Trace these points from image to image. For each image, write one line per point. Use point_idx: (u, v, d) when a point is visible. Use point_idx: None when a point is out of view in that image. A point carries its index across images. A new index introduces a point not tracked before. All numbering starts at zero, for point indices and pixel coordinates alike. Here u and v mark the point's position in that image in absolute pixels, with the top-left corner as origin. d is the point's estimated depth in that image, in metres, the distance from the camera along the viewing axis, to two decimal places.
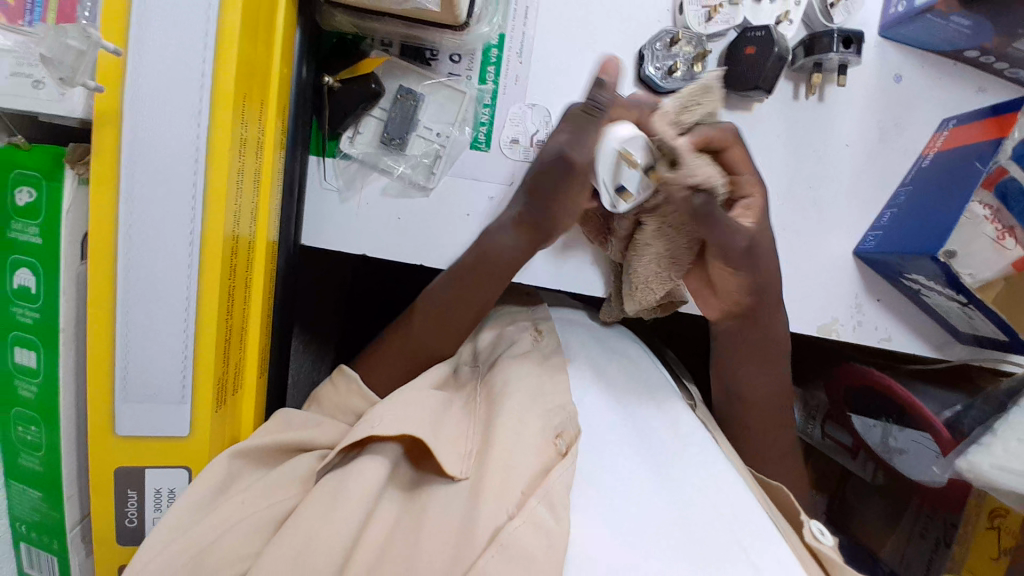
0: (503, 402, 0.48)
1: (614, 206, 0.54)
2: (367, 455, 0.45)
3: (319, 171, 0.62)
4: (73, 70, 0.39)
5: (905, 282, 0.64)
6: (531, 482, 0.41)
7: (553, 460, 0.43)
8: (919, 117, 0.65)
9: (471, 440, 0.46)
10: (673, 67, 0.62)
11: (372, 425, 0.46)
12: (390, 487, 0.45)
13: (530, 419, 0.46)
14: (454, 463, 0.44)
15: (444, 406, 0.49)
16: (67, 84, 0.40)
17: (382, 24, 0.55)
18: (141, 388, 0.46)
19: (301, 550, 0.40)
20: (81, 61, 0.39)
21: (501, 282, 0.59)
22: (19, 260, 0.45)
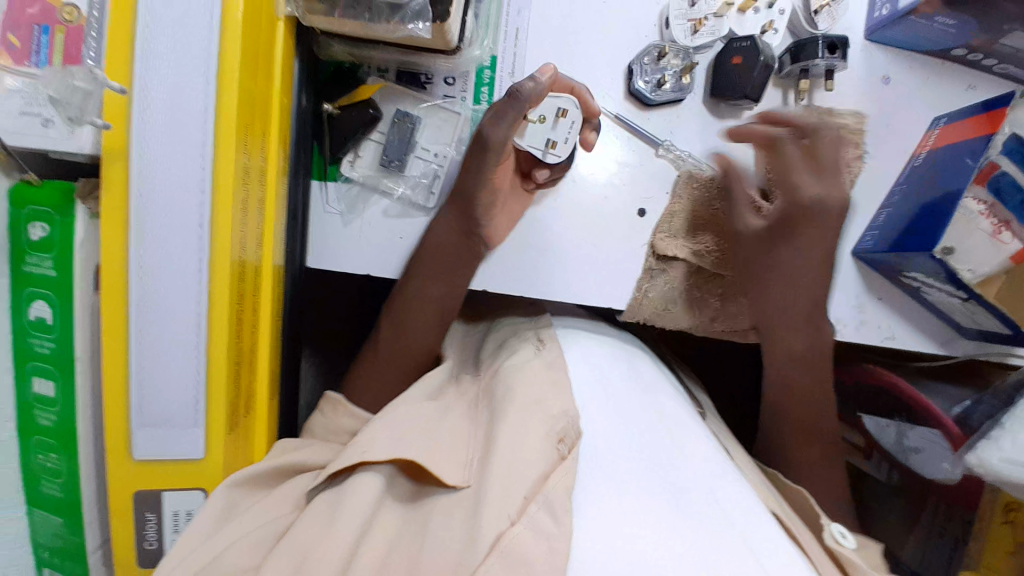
0: (502, 413, 0.48)
1: (545, 156, 0.63)
2: (362, 473, 0.46)
3: (322, 196, 0.63)
4: (80, 110, 0.43)
5: (905, 279, 0.65)
6: (534, 487, 0.42)
7: (553, 463, 0.44)
8: (909, 116, 0.66)
9: (472, 449, 0.47)
10: (662, 81, 0.63)
11: (363, 449, 0.46)
12: (386, 498, 0.46)
13: (532, 426, 0.46)
14: (454, 475, 0.45)
15: (440, 419, 0.51)
16: (76, 123, 0.44)
17: (379, 52, 0.57)
18: (157, 411, 0.48)
19: (301, 561, 0.40)
20: (91, 100, 0.43)
21: (466, 275, 0.62)
22: (36, 293, 0.46)
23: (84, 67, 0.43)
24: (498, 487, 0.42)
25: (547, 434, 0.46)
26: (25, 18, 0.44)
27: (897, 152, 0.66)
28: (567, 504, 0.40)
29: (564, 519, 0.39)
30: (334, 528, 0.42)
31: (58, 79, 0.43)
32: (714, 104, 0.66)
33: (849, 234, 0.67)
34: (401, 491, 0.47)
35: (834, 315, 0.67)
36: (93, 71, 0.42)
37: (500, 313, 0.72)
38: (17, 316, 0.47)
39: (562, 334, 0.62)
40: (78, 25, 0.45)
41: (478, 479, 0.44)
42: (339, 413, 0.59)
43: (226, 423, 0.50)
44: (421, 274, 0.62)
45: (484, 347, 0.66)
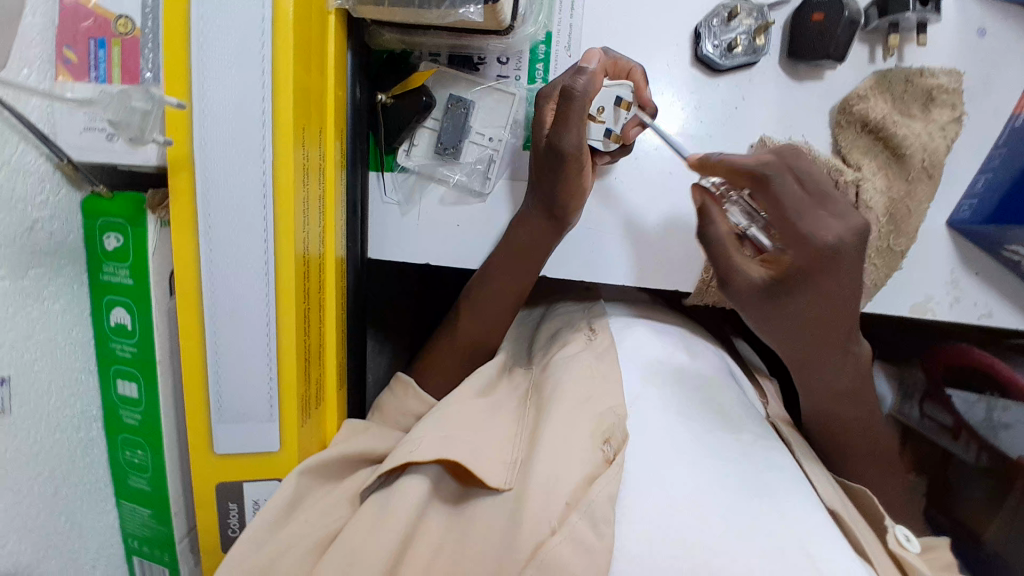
0: (550, 411, 0.49)
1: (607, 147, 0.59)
2: (410, 475, 0.47)
3: (379, 186, 0.63)
4: (142, 130, 0.42)
5: (1006, 253, 0.59)
6: (575, 493, 0.43)
7: (598, 468, 0.45)
8: (1013, 71, 0.59)
9: (515, 450, 0.48)
10: (733, 43, 0.58)
11: (410, 450, 0.48)
12: (435, 501, 0.47)
13: (579, 429, 0.47)
14: (500, 475, 0.46)
15: (489, 417, 0.52)
16: (138, 142, 0.43)
17: (430, 37, 0.55)
18: (235, 411, 0.49)
19: (349, 562, 0.42)
20: (147, 120, 0.42)
21: (531, 265, 0.61)
22: (114, 300, 0.48)
23: (141, 87, 0.42)
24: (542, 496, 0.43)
25: (592, 437, 0.46)
26: (81, 33, 0.44)
27: (996, 112, 0.59)
28: (607, 514, 0.41)
29: (606, 532, 0.40)
30: (383, 529, 0.44)
31: (117, 101, 0.41)
32: (792, 65, 0.60)
33: (944, 205, 0.61)
34: (447, 490, 0.48)
35: (926, 293, 0.62)
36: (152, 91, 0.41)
37: (557, 301, 0.71)
38: (98, 322, 0.49)
39: (617, 323, 0.61)
40: (132, 37, 0.45)
41: (520, 482, 0.45)
42: (407, 396, 0.61)
43: (299, 417, 0.51)
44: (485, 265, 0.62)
45: (538, 337, 0.66)
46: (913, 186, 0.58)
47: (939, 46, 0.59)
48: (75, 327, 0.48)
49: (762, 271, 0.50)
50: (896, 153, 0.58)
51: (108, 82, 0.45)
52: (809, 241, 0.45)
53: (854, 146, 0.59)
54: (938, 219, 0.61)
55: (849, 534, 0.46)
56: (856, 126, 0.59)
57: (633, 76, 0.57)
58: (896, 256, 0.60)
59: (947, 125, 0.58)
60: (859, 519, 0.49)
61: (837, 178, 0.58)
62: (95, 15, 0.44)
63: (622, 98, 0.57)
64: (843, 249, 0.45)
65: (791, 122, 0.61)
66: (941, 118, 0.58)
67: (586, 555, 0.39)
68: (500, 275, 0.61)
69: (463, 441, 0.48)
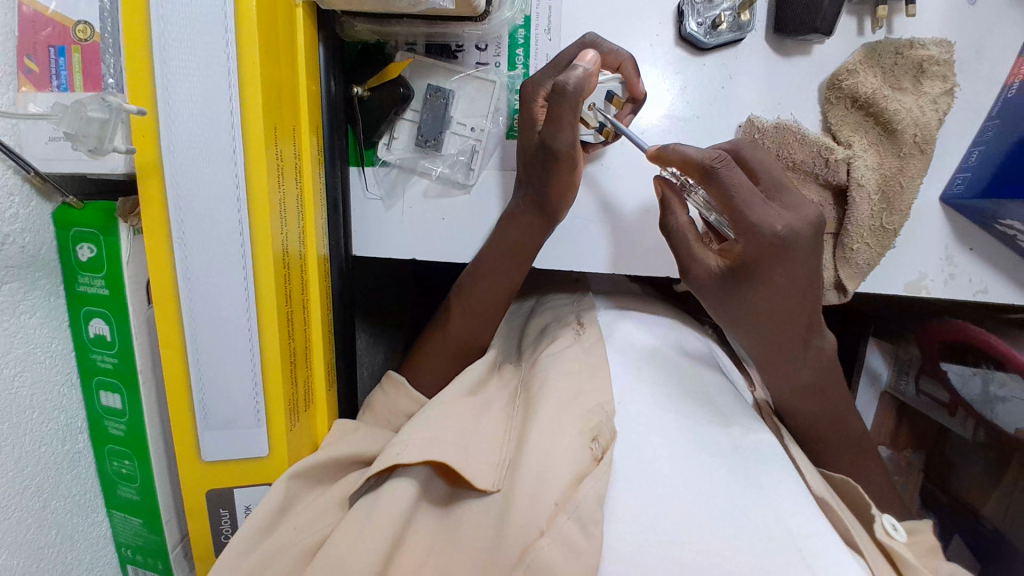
0: (538, 409, 0.49)
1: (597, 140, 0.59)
2: (397, 477, 0.47)
3: (361, 181, 0.62)
4: (101, 138, 0.40)
5: (1000, 227, 0.58)
6: (565, 493, 0.43)
7: (587, 466, 0.44)
8: (1005, 38, 0.57)
9: (502, 451, 0.48)
10: (718, 20, 0.56)
11: (397, 452, 0.47)
12: (424, 504, 0.47)
13: (566, 426, 0.47)
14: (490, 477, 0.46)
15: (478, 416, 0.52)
16: (99, 152, 0.41)
17: (404, 26, 0.54)
18: (220, 418, 0.48)
19: (338, 568, 0.41)
20: (105, 128, 0.40)
21: (524, 263, 0.60)
22: (92, 312, 0.47)
23: (97, 95, 0.41)
24: (528, 500, 0.43)
25: (580, 436, 0.46)
26: (41, 41, 0.43)
27: (988, 83, 0.58)
28: (597, 515, 0.40)
29: (594, 532, 0.40)
30: (374, 531, 0.43)
31: (72, 113, 0.40)
32: (778, 40, 0.58)
33: (936, 180, 0.60)
34: (437, 491, 0.48)
35: (919, 271, 0.62)
36: (106, 97, 0.40)
37: (546, 294, 0.72)
38: (77, 334, 0.48)
39: (605, 316, 0.62)
40: (92, 42, 0.44)
41: (508, 484, 0.45)
42: (398, 395, 0.60)
43: (288, 420, 0.51)
44: (474, 263, 0.61)
45: (527, 332, 0.67)
46: (905, 162, 0.57)
47: (928, 15, 0.57)
48: (54, 340, 0.47)
49: (717, 259, 0.51)
50: (887, 129, 0.57)
51: (71, 91, 0.44)
52: (758, 230, 0.46)
53: (844, 123, 0.58)
54: (929, 196, 0.60)
55: (840, 527, 0.46)
56: (846, 102, 0.58)
57: (623, 69, 0.56)
58: (889, 235, 0.58)
59: (939, 98, 0.56)
60: (845, 509, 0.49)
61: (828, 157, 0.57)
62: (53, 22, 0.43)
63: (613, 94, 0.58)
64: (793, 239, 0.46)
65: (778, 100, 0.59)
66: (933, 90, 0.56)
67: (575, 557, 0.39)
68: (488, 270, 0.60)
69: (452, 442, 0.48)
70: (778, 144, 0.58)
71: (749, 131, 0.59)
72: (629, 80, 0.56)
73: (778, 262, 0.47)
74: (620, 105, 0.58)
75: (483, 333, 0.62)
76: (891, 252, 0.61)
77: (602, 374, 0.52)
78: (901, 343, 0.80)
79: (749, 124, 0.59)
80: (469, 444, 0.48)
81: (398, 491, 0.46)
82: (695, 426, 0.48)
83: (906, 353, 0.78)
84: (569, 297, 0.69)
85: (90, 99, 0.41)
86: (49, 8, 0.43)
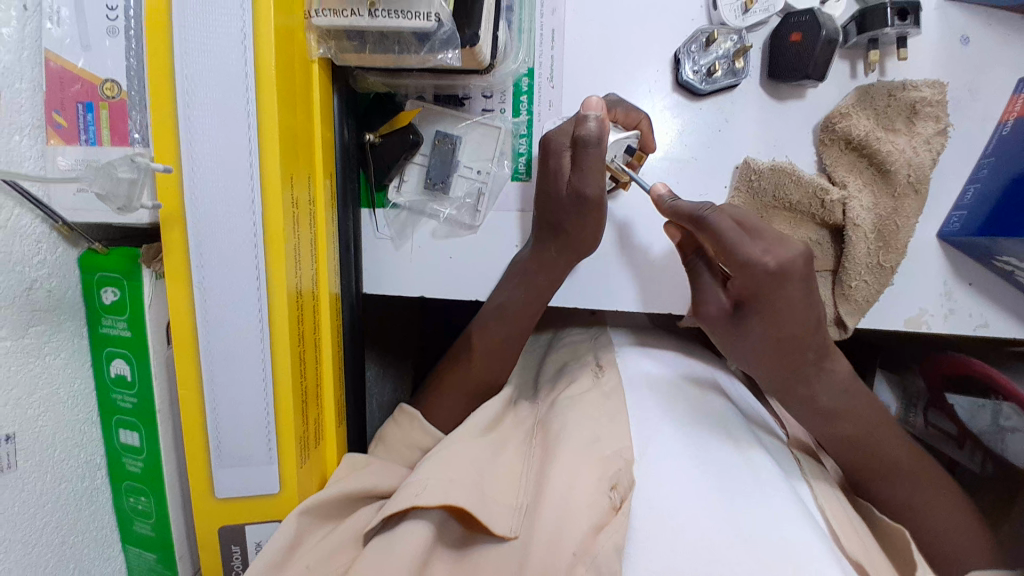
0: (557, 452, 0.50)
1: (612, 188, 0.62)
2: (411, 519, 0.48)
3: (372, 222, 0.64)
4: (129, 197, 0.44)
5: (997, 263, 0.59)
6: (583, 542, 0.43)
7: (607, 514, 0.44)
8: (996, 79, 0.59)
9: (519, 494, 0.49)
10: (713, 68, 0.59)
11: (415, 494, 0.48)
12: (439, 547, 0.48)
13: (582, 472, 0.47)
14: (501, 521, 0.47)
15: (488, 454, 0.53)
16: (127, 210, 0.45)
17: (413, 78, 0.57)
18: (234, 453, 0.50)
19: None
20: (134, 187, 0.44)
21: (539, 309, 0.62)
22: (114, 352, 0.49)
23: (126, 156, 0.44)
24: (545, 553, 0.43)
25: (592, 476, 0.47)
26: (69, 98, 0.46)
27: (982, 121, 0.59)
28: (614, 564, 0.41)
29: None
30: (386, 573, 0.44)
31: (103, 174, 0.43)
32: (773, 85, 0.61)
33: (933, 216, 0.61)
34: (449, 534, 0.49)
35: (919, 306, 0.63)
36: (135, 159, 0.43)
37: (564, 330, 0.74)
38: (99, 374, 0.50)
39: (625, 355, 0.63)
40: (118, 99, 0.47)
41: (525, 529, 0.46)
42: (413, 428, 0.61)
43: (298, 455, 0.52)
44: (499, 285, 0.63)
45: (545, 369, 0.68)
46: (900, 202, 0.59)
47: (919, 59, 0.59)
48: (77, 379, 0.49)
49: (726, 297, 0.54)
50: (881, 170, 0.59)
51: (99, 144, 0.47)
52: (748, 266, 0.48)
53: (839, 163, 0.60)
54: (926, 232, 0.61)
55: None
56: (840, 144, 0.59)
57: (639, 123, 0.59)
58: (886, 272, 0.60)
59: (932, 138, 0.58)
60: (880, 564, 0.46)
61: (824, 197, 0.59)
62: (82, 80, 0.46)
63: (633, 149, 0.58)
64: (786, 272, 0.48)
65: (775, 141, 0.61)
66: (925, 131, 0.57)
67: None
68: (508, 312, 0.62)
69: (466, 483, 0.48)
70: (777, 184, 0.60)
71: (745, 172, 0.61)
72: (645, 136, 0.59)
73: (773, 301, 0.49)
74: (639, 160, 0.60)
75: (493, 370, 0.64)
76: (892, 289, 0.62)
77: (615, 418, 0.53)
78: (908, 374, 0.80)
79: (745, 166, 0.61)
80: (486, 486, 0.49)
81: (414, 534, 0.46)
82: (718, 476, 0.47)
83: (913, 385, 0.79)
84: (588, 335, 0.70)
85: (120, 160, 0.44)
86: (77, 66, 0.46)
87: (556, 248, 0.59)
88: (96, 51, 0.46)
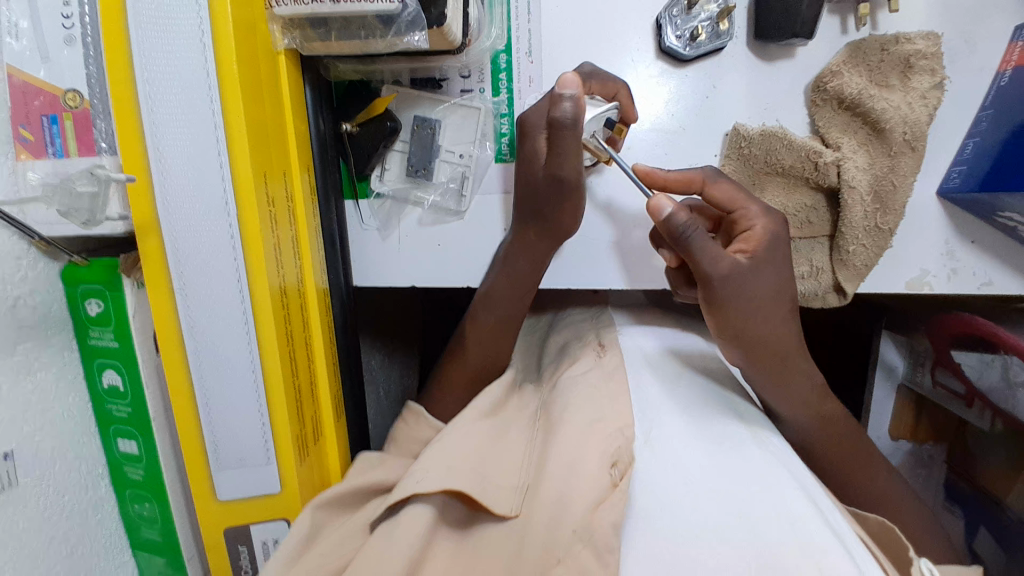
0: (557, 433, 0.50)
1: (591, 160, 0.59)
2: (413, 504, 0.48)
3: (357, 213, 0.63)
4: (93, 211, 0.44)
5: (1000, 219, 0.57)
6: (582, 519, 0.42)
7: (606, 490, 0.43)
8: (996, 24, 0.56)
9: (520, 477, 0.49)
10: (696, 32, 0.56)
11: (416, 480, 0.48)
12: (443, 530, 0.48)
13: (583, 450, 0.46)
14: (503, 503, 0.47)
15: (486, 440, 0.53)
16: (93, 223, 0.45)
17: (386, 63, 0.55)
18: (231, 456, 0.50)
19: None
20: (96, 200, 0.44)
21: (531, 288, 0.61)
22: (104, 363, 0.49)
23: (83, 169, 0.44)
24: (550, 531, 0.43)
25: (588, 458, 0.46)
26: (33, 111, 0.45)
27: (982, 70, 0.57)
28: (612, 542, 0.40)
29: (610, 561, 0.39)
30: (389, 557, 0.44)
31: (63, 189, 0.43)
32: (760, 46, 0.58)
33: (932, 173, 0.59)
34: (452, 516, 0.49)
35: (920, 268, 0.61)
36: (93, 172, 0.43)
37: (567, 309, 0.73)
38: (92, 386, 0.50)
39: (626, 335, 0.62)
40: (83, 109, 0.46)
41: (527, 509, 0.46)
42: (419, 424, 0.62)
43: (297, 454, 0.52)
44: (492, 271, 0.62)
45: (547, 349, 0.67)
46: (896, 161, 0.57)
47: (912, 8, 0.56)
48: (70, 392, 0.49)
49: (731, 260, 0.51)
50: (875, 128, 0.57)
51: (66, 157, 0.46)
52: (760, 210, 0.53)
53: (832, 124, 0.58)
54: (926, 189, 0.59)
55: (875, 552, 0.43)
56: (833, 104, 0.57)
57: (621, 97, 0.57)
58: (885, 234, 0.58)
59: (927, 93, 0.55)
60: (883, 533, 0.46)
61: (817, 160, 0.57)
62: (44, 92, 0.45)
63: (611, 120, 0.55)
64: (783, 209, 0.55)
65: (765, 104, 0.59)
66: (920, 86, 0.55)
67: None
68: (504, 298, 0.61)
69: (465, 470, 0.48)
70: (767, 149, 0.58)
71: (734, 139, 0.59)
72: (624, 106, 0.57)
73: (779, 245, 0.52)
74: (620, 132, 0.58)
75: (487, 356, 0.63)
76: (893, 251, 0.61)
77: (615, 397, 0.51)
78: (914, 334, 0.79)
79: (735, 132, 0.59)
80: (488, 472, 0.49)
81: (416, 518, 0.46)
82: (726, 445, 0.46)
83: (918, 344, 0.77)
84: (589, 314, 0.70)
85: (79, 174, 0.44)
86: (39, 78, 0.45)
87: (553, 231, 0.58)
88: (56, 61, 0.45)
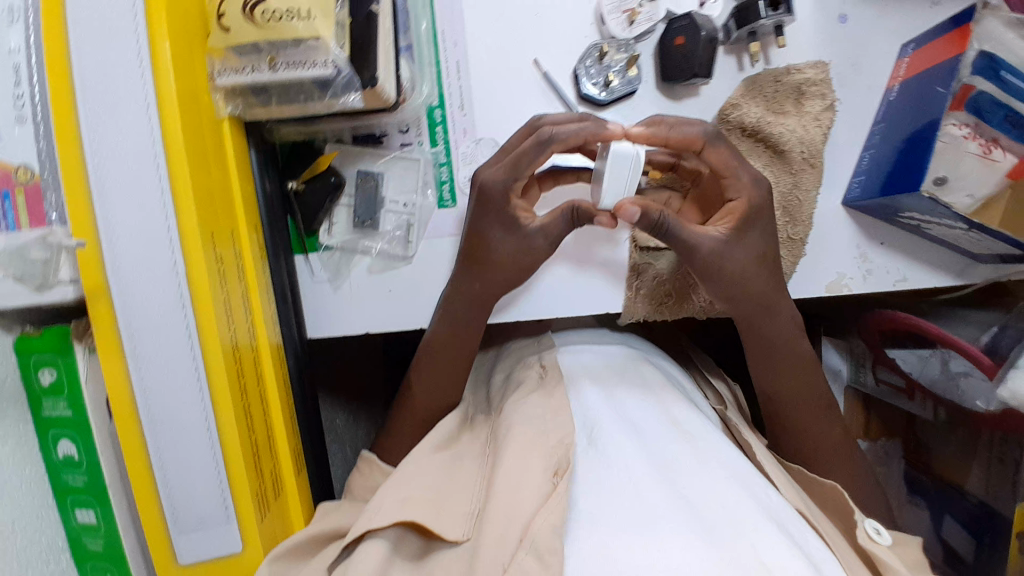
0: (502, 449, 0.52)
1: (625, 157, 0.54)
2: (368, 541, 0.49)
3: (308, 267, 0.66)
4: (45, 277, 0.45)
5: (904, 219, 0.62)
6: (525, 527, 0.44)
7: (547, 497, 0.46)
8: (876, 49, 0.63)
9: (473, 499, 0.51)
10: (608, 79, 0.63)
11: (369, 517, 0.49)
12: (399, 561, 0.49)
13: (532, 464, 0.49)
14: (453, 530, 0.48)
15: (447, 472, 0.54)
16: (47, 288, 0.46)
17: (328, 123, 0.59)
18: (189, 515, 0.50)
19: None
20: (49, 267, 0.45)
21: (473, 325, 0.63)
22: (59, 433, 0.50)
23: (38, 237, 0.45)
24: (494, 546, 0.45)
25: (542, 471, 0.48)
26: None
27: (870, 90, 0.63)
28: (553, 545, 0.42)
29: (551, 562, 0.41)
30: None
31: (15, 257, 0.44)
32: (668, 86, 0.64)
33: (837, 185, 0.65)
34: (410, 547, 0.50)
35: (839, 271, 0.66)
36: (47, 238, 0.45)
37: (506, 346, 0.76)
38: (47, 457, 0.51)
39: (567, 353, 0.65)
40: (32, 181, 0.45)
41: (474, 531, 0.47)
42: (371, 471, 0.63)
43: (258, 511, 0.52)
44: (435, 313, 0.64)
45: (494, 381, 0.70)
46: (798, 177, 0.63)
47: (803, 40, 0.63)
48: (26, 465, 0.49)
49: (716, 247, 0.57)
50: (776, 150, 0.63)
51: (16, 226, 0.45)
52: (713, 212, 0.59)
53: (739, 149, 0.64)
54: (834, 200, 0.65)
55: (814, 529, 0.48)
56: (738, 131, 0.64)
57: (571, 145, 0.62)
58: (799, 244, 0.64)
59: (820, 115, 0.62)
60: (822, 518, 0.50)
61: None
62: None
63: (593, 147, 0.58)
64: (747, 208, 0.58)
65: None
66: (814, 109, 0.62)
67: None
68: (452, 336, 0.64)
69: (422, 501, 0.50)
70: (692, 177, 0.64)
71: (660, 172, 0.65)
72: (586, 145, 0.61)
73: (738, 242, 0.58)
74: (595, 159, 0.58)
75: (444, 393, 0.65)
76: (813, 258, 0.66)
77: (557, 414, 0.54)
78: (851, 336, 0.84)
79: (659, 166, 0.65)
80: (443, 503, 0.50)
81: (371, 555, 0.47)
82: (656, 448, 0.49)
83: (857, 346, 0.82)
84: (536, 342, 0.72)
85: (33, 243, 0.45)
86: None
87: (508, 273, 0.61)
88: None
